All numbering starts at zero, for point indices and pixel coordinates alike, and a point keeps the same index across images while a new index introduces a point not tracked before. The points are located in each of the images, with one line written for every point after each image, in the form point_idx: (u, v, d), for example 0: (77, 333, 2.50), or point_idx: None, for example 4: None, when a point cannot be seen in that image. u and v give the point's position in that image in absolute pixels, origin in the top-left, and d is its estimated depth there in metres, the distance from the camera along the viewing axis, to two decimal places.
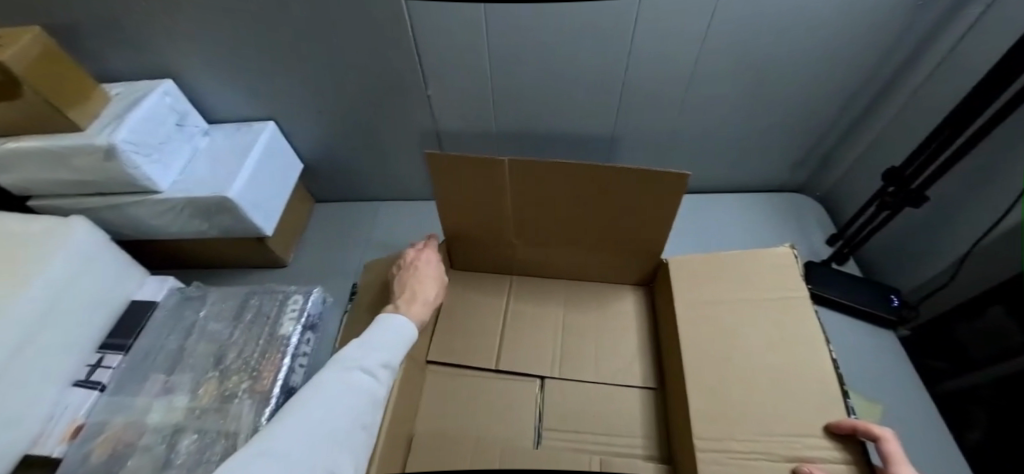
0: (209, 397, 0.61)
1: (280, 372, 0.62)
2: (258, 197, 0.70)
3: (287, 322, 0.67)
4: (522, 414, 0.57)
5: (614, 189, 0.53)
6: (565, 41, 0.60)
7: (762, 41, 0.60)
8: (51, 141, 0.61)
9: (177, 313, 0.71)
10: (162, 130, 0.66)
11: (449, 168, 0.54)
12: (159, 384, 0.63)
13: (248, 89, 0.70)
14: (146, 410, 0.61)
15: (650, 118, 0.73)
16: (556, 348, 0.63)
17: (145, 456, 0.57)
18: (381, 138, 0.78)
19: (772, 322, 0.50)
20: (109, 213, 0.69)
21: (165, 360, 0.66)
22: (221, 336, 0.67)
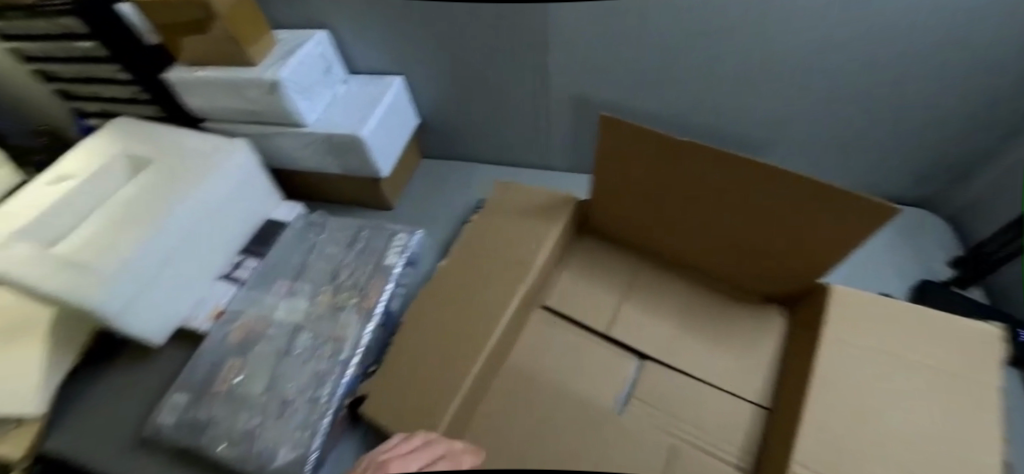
0: (324, 305, 0.71)
1: (383, 296, 0.70)
2: (382, 142, 0.79)
3: (392, 254, 0.75)
4: (612, 377, 0.64)
5: (790, 202, 0.51)
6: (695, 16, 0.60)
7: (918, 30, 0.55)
8: (231, 72, 0.72)
9: (302, 232, 0.82)
10: (313, 73, 0.75)
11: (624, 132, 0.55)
12: (284, 288, 0.74)
13: (386, 47, 0.79)
14: (273, 307, 0.72)
15: (767, 107, 0.71)
16: (667, 326, 0.67)
17: (271, 343, 0.68)
18: (493, 104, 0.84)
19: (923, 378, 0.47)
20: (262, 141, 0.81)
21: (290, 269, 0.77)
22: (336, 257, 0.77)
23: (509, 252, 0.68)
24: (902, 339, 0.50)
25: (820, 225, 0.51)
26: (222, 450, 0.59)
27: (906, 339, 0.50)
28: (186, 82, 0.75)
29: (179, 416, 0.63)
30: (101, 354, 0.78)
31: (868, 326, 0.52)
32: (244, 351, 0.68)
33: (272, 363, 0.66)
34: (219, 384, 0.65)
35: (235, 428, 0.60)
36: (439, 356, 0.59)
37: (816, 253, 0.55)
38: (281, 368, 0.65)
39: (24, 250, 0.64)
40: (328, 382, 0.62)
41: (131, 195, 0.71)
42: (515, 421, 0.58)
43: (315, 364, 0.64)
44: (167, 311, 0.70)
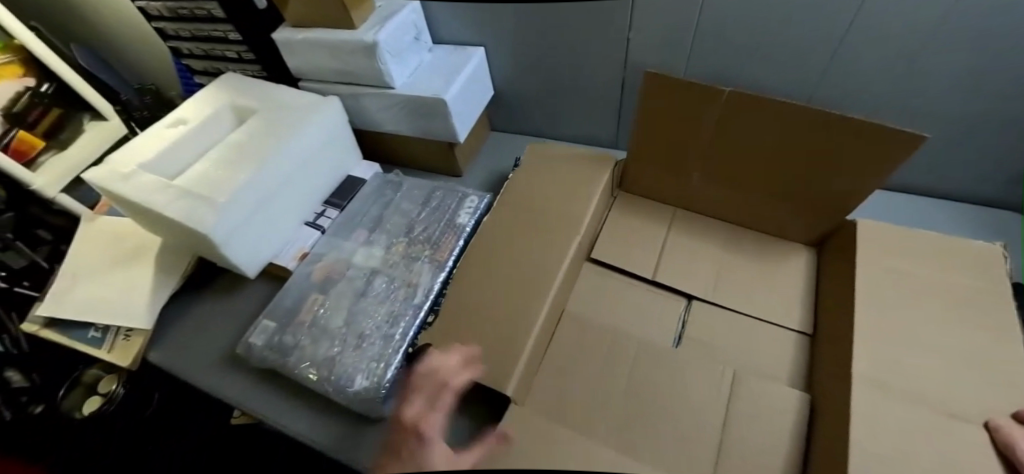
0: (399, 254, 0.75)
1: (455, 251, 0.74)
2: (462, 107, 0.83)
3: (464, 214, 0.79)
4: (668, 324, 0.69)
5: (818, 139, 0.61)
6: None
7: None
8: (333, 35, 0.78)
9: (379, 189, 0.88)
10: (404, 40, 0.80)
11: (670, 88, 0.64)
12: (363, 236, 0.80)
13: (472, 17, 0.83)
14: (353, 252, 0.77)
15: (858, 89, 0.69)
16: (708, 277, 0.72)
17: (350, 283, 0.73)
18: (568, 77, 0.86)
19: (941, 296, 0.53)
20: (350, 101, 0.87)
21: (368, 221, 0.82)
22: (411, 213, 0.82)
23: (558, 210, 0.73)
24: (926, 268, 0.56)
25: (844, 156, 0.61)
26: (303, 373, 0.63)
27: (933, 269, 0.56)
28: (291, 42, 0.82)
29: (265, 340, 0.69)
30: (199, 281, 0.88)
31: (895, 259, 0.58)
32: (325, 288, 0.73)
33: (351, 300, 0.70)
34: (302, 315, 0.70)
35: (317, 353, 0.65)
36: (511, 304, 0.62)
37: (842, 185, 0.65)
38: (358, 305, 0.69)
39: (153, 180, 0.72)
40: (404, 321, 0.66)
41: (239, 141, 0.78)
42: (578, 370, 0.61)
43: (391, 304, 0.69)
44: (262, 247, 0.77)
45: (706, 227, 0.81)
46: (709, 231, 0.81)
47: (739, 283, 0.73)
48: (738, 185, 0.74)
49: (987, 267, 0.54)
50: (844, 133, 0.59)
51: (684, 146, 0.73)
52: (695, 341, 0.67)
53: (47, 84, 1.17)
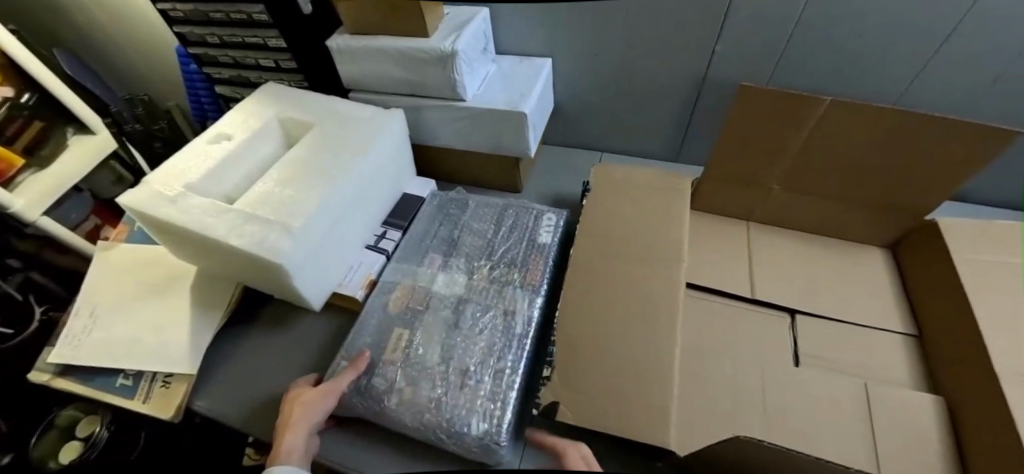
0: (484, 279, 0.70)
1: (546, 274, 0.69)
2: (536, 120, 0.79)
3: (545, 233, 0.75)
4: (777, 344, 0.67)
5: (914, 144, 0.61)
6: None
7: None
8: (403, 42, 0.72)
9: (442, 209, 0.82)
10: (476, 48, 0.76)
11: (766, 102, 0.63)
12: (439, 262, 0.74)
13: (542, 26, 0.79)
14: (431, 279, 0.71)
15: (943, 101, 0.70)
16: (804, 292, 0.72)
17: (437, 315, 0.67)
18: (638, 89, 0.83)
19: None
20: (411, 114, 0.81)
21: (439, 244, 0.76)
22: (486, 234, 0.77)
23: (649, 234, 0.72)
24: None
25: (936, 159, 0.62)
26: (405, 420, 0.56)
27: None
28: (350, 50, 0.76)
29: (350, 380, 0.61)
30: (242, 313, 0.79)
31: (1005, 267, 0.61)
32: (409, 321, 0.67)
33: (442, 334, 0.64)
34: (390, 354, 0.63)
35: (417, 396, 0.58)
36: (634, 335, 0.60)
37: (935, 187, 0.65)
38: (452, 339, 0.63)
39: (206, 203, 0.64)
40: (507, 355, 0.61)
41: (299, 159, 0.71)
42: (710, 398, 0.60)
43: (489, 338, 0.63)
44: (327, 278, 0.70)
45: (787, 241, 0.80)
46: (791, 244, 0.80)
47: (833, 297, 0.72)
48: (822, 196, 0.74)
49: None
50: (940, 136, 0.59)
51: (770, 161, 0.71)
52: (805, 358, 0.66)
53: (30, 94, 0.97)
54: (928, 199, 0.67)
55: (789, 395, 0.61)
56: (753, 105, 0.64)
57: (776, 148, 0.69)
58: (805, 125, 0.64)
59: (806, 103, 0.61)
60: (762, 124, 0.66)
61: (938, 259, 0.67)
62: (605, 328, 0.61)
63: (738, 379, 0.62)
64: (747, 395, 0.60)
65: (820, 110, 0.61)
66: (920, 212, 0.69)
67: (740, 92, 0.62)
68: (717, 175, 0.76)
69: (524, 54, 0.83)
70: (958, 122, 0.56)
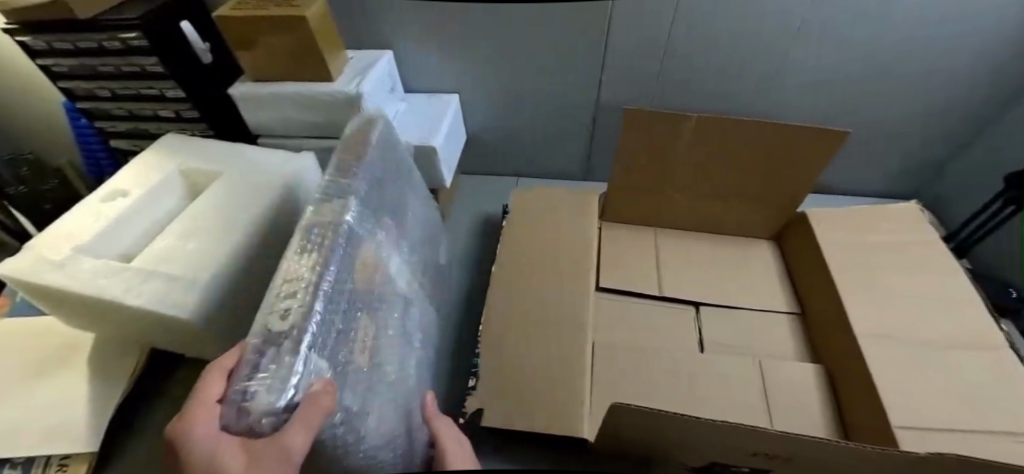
0: (410, 282, 0.61)
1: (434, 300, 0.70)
2: (448, 152, 0.83)
3: (439, 257, 0.77)
4: (685, 336, 0.74)
5: (775, 150, 0.72)
6: (744, 22, 0.71)
7: (929, 27, 0.69)
8: (309, 87, 0.74)
9: (393, 153, 0.60)
10: (383, 88, 0.79)
11: (647, 121, 0.71)
12: (388, 236, 0.54)
13: (446, 66, 0.84)
14: (377, 252, 0.50)
15: (788, 110, 0.84)
16: (704, 285, 0.81)
17: (376, 313, 0.48)
18: (541, 117, 0.90)
19: (902, 269, 0.71)
20: (324, 154, 0.82)
21: (388, 205, 0.56)
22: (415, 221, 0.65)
23: (562, 249, 0.77)
24: (880, 243, 0.75)
25: (793, 162, 0.73)
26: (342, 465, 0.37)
27: (887, 248, 0.74)
28: (254, 97, 0.76)
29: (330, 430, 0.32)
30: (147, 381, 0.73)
31: (856, 252, 0.74)
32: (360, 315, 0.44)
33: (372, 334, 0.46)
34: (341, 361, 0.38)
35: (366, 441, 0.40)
36: (553, 345, 0.64)
37: (795, 184, 0.77)
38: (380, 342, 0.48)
39: (101, 265, 0.60)
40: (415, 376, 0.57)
41: (205, 210, 0.69)
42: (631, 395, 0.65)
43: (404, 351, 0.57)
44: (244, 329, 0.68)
45: (687, 242, 0.88)
46: (690, 244, 0.88)
47: (728, 288, 0.81)
48: (710, 200, 0.83)
49: (912, 227, 0.76)
50: (794, 143, 0.70)
51: (661, 172, 0.80)
52: (709, 343, 0.73)
53: None
54: (792, 195, 0.78)
55: (700, 379, 0.67)
56: (638, 125, 0.72)
57: (665, 159, 0.78)
58: (687, 139, 0.73)
59: (683, 120, 0.70)
60: (649, 140, 0.74)
61: (809, 247, 0.78)
62: (525, 342, 0.64)
63: (653, 371, 0.68)
64: (661, 386, 0.65)
65: (694, 125, 0.70)
66: (787, 206, 0.81)
67: (625, 117, 0.70)
68: (619, 189, 0.84)
69: (432, 91, 0.88)
70: (808, 131, 0.67)
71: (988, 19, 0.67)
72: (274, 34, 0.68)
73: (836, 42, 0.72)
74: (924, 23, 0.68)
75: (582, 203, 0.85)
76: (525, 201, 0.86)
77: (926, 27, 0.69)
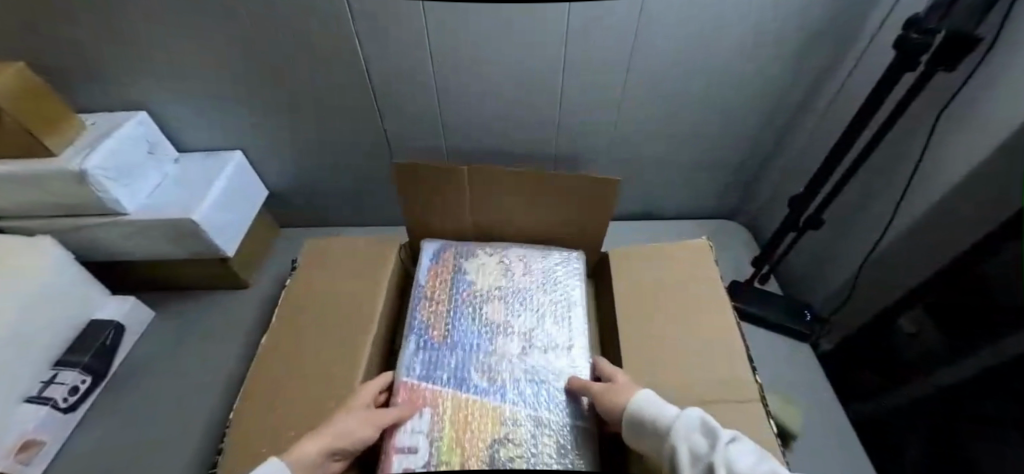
0: (514, 347, 0.64)
1: (515, 390, 0.59)
2: (222, 220, 0.77)
3: (524, 331, 0.66)
4: None
5: (545, 194, 0.70)
6: (509, 80, 0.71)
7: (684, 78, 0.72)
8: (25, 166, 0.65)
9: (479, 270, 0.74)
10: (134, 157, 0.72)
11: (409, 175, 0.68)
12: (528, 344, 0.65)
13: (225, 125, 0.79)
14: (509, 354, 0.63)
15: (582, 144, 0.84)
16: None
17: (512, 363, 0.62)
18: (343, 167, 0.87)
19: (688, 296, 0.68)
20: (75, 233, 0.73)
21: (490, 329, 0.66)
22: (501, 294, 0.71)
23: (344, 306, 0.67)
24: (670, 271, 0.71)
25: (567, 204, 0.72)
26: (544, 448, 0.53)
27: (672, 278, 0.70)
28: None
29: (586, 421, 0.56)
30: None
31: (643, 282, 0.71)
32: (543, 377, 0.60)
33: (476, 357, 0.62)
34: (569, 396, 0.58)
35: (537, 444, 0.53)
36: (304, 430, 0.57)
37: (584, 224, 0.75)
38: (468, 367, 0.61)
39: None
40: (447, 392, 0.58)
41: None
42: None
43: (443, 356, 0.62)
44: None
45: None
46: None
47: None
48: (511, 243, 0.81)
49: (703, 255, 0.72)
50: (558, 186, 0.69)
51: (450, 224, 0.77)
52: None
53: None
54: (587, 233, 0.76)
55: None
56: (408, 182, 0.69)
57: (447, 210, 0.74)
58: (459, 193, 0.71)
59: (443, 173, 0.67)
60: (421, 197, 0.71)
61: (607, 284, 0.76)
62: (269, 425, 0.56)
63: None
64: None
65: (461, 176, 0.68)
66: (586, 246, 0.79)
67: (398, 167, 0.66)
68: (424, 231, 0.79)
69: (212, 150, 0.82)
70: (568, 175, 0.66)
71: (736, 66, 0.70)
72: None
73: (602, 82, 0.72)
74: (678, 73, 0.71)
75: (375, 253, 0.75)
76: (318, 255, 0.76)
77: (680, 76, 0.72)
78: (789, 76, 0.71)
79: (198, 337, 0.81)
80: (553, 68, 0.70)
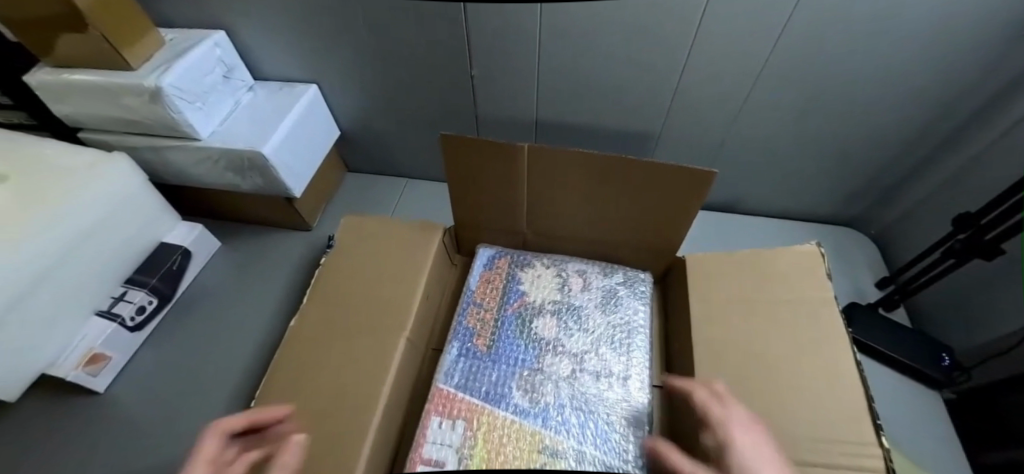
0: (563, 367, 0.58)
1: (556, 419, 0.53)
2: (291, 158, 0.72)
3: (576, 355, 0.59)
4: None
5: (626, 183, 0.58)
6: (629, 36, 0.59)
7: (851, 52, 0.56)
8: (103, 76, 0.63)
9: (531, 278, 0.67)
10: (209, 80, 0.67)
11: (461, 150, 0.58)
12: (580, 369, 0.58)
13: (300, 57, 0.72)
14: (556, 379, 0.57)
15: (695, 121, 0.71)
16: None
17: (556, 390, 0.56)
18: (419, 116, 0.80)
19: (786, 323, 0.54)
20: (150, 154, 0.71)
21: (536, 345, 0.60)
22: (556, 308, 0.64)
23: (376, 296, 0.61)
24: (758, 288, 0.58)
25: (651, 197, 0.59)
26: None
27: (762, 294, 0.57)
28: (48, 85, 0.65)
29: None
30: None
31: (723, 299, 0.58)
32: (595, 409, 0.54)
33: (519, 373, 0.57)
34: (622, 444, 0.52)
35: None
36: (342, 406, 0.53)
37: (666, 223, 0.63)
38: (510, 383, 0.56)
39: None
40: (484, 407, 0.54)
41: None
42: None
43: (484, 368, 0.58)
44: (25, 358, 0.59)
45: None
46: None
47: None
48: (570, 236, 0.70)
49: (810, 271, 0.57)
50: (644, 178, 0.57)
51: (505, 209, 0.67)
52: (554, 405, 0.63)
53: None
54: (666, 234, 0.64)
55: None
56: (462, 159, 0.59)
57: (501, 194, 0.64)
58: (519, 176, 0.60)
59: (502, 151, 0.57)
60: (471, 175, 0.61)
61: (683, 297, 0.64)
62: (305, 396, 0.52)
63: None
64: None
65: (522, 158, 0.57)
66: (660, 248, 0.67)
67: (443, 144, 0.56)
68: (473, 216, 0.70)
69: (286, 81, 0.77)
70: (662, 166, 0.54)
71: (932, 43, 0.53)
72: (40, 12, 0.56)
73: (742, 47, 0.58)
74: (842, 46, 0.55)
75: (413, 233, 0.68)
76: (349, 231, 0.69)
77: (842, 51, 0.56)
78: (997, 63, 0.54)
79: (258, 273, 0.79)
80: (682, 27, 0.56)
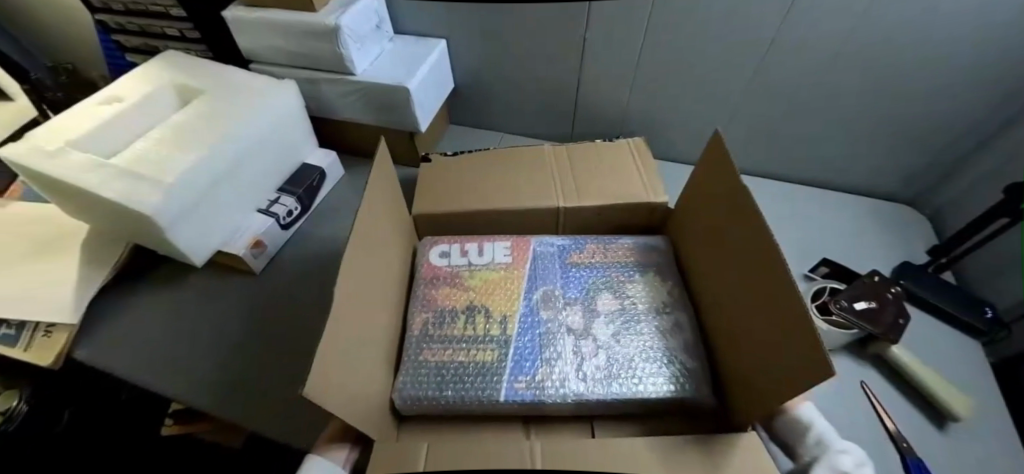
0: (578, 313, 0.64)
1: (535, 310, 0.64)
2: (423, 97, 0.85)
3: (594, 320, 0.63)
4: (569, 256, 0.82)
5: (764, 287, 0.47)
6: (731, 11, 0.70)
7: (922, 37, 0.66)
8: (290, 14, 0.76)
9: (644, 284, 0.69)
10: (367, 25, 0.81)
11: (717, 151, 0.58)
12: (570, 325, 0.63)
13: (437, 15, 0.86)
14: (560, 313, 0.64)
15: (771, 93, 0.82)
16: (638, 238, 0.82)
17: (544, 317, 0.63)
18: (528, 74, 0.93)
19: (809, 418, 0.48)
20: (308, 85, 0.86)
21: (592, 292, 0.67)
22: (635, 293, 0.67)
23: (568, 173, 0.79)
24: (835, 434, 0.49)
25: (775, 323, 0.44)
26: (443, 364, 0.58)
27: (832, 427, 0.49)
28: (242, 20, 0.79)
29: (492, 400, 0.55)
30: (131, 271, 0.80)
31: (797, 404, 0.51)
32: (549, 347, 0.60)
33: (552, 287, 0.67)
34: (512, 376, 0.57)
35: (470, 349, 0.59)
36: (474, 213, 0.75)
37: (761, 367, 0.47)
38: (541, 285, 0.67)
39: (85, 159, 0.66)
40: (518, 273, 0.68)
41: (182, 122, 0.75)
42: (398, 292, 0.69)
43: (551, 268, 0.70)
44: (212, 231, 0.74)
45: None
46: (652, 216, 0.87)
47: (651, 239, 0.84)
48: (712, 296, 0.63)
49: None
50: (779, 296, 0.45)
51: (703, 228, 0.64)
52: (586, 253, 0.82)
53: None
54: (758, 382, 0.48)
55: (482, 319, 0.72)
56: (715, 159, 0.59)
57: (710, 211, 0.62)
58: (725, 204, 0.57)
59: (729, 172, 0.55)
60: (706, 181, 0.62)
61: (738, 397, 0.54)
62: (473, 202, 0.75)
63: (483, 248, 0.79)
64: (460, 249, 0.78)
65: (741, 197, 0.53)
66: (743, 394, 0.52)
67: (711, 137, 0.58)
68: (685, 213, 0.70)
69: (420, 35, 0.90)
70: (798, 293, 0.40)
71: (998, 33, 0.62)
72: None
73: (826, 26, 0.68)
74: (909, 32, 0.66)
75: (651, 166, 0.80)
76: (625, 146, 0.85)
77: (914, 37, 0.66)
78: None
79: None
80: (777, 5, 0.68)
